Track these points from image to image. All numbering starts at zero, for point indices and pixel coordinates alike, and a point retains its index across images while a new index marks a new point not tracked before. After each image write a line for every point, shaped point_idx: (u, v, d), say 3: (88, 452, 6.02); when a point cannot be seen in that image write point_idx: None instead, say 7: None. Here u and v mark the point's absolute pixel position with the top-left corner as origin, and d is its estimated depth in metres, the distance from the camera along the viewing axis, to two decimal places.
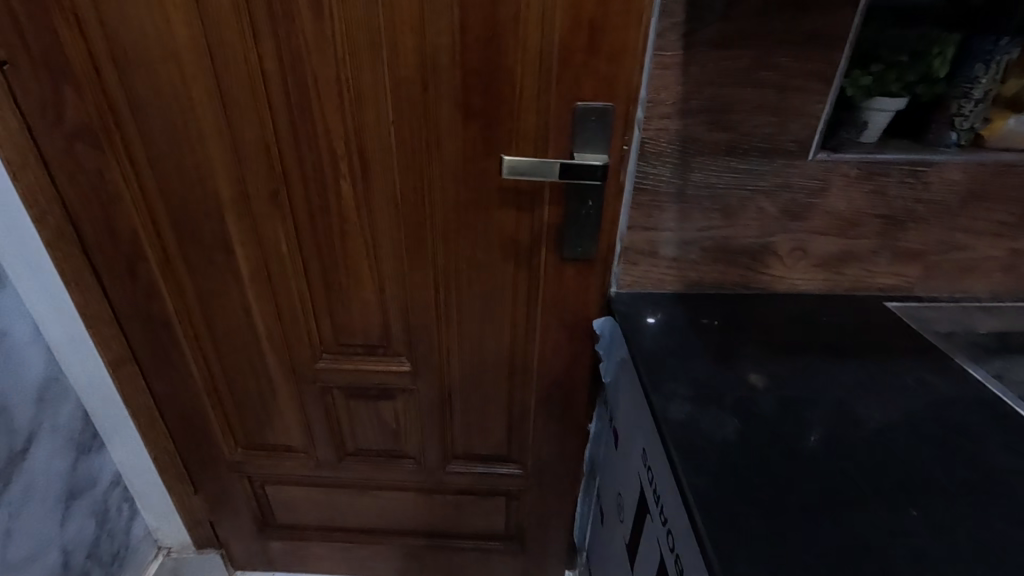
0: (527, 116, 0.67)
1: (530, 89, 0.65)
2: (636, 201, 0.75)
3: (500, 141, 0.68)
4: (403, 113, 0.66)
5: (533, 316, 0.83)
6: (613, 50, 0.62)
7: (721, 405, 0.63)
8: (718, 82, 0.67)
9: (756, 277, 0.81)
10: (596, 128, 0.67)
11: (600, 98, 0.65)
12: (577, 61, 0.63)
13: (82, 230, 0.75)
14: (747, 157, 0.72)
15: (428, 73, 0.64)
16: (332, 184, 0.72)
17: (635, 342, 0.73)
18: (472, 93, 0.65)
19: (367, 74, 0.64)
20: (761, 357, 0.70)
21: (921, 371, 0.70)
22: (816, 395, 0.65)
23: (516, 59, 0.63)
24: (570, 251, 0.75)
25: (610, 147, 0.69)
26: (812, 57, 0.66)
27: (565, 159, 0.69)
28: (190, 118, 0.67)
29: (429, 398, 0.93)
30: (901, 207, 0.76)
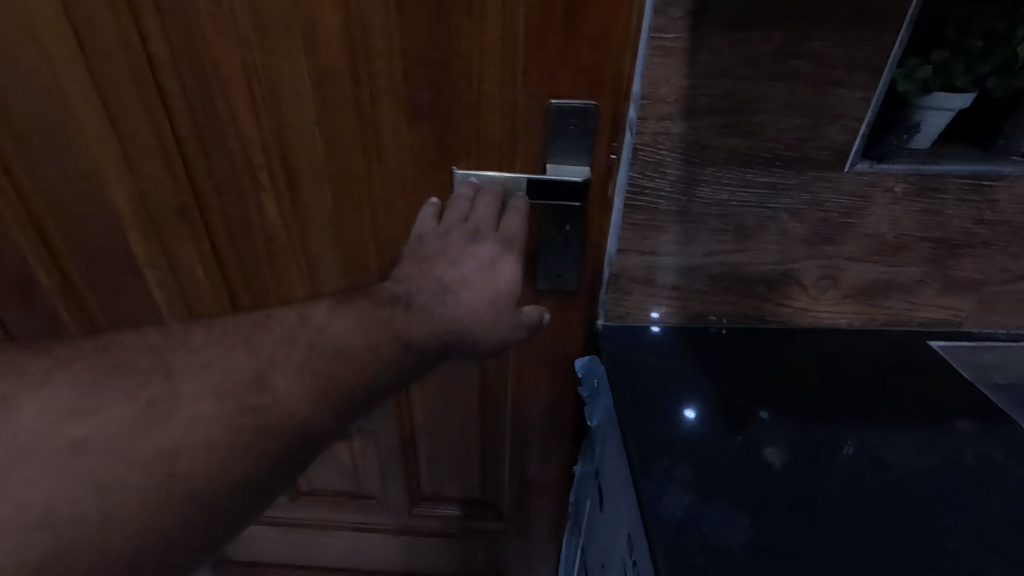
0: (488, 117, 0.53)
1: (490, 84, 0.51)
2: (627, 221, 0.61)
3: (457, 149, 0.54)
4: (333, 112, 0.53)
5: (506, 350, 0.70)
6: (597, 32, 0.48)
7: (727, 495, 0.49)
8: (733, 73, 0.52)
9: (774, 309, 0.67)
10: (577, 132, 0.52)
11: (581, 94, 0.51)
12: (551, 45, 0.49)
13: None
14: (768, 167, 0.58)
15: (360, 63, 0.50)
16: (253, 200, 0.58)
17: (624, 394, 0.60)
18: (417, 88, 0.51)
19: (282, 63, 0.50)
20: (779, 420, 0.57)
21: (979, 440, 0.56)
22: (848, 478, 0.51)
23: (471, 45, 0.49)
24: (546, 278, 0.62)
25: (593, 158, 0.55)
26: (856, 42, 0.51)
27: (537, 171, 0.55)
28: (65, 117, 0.53)
29: (389, 436, 0.81)
30: (956, 229, 0.61)
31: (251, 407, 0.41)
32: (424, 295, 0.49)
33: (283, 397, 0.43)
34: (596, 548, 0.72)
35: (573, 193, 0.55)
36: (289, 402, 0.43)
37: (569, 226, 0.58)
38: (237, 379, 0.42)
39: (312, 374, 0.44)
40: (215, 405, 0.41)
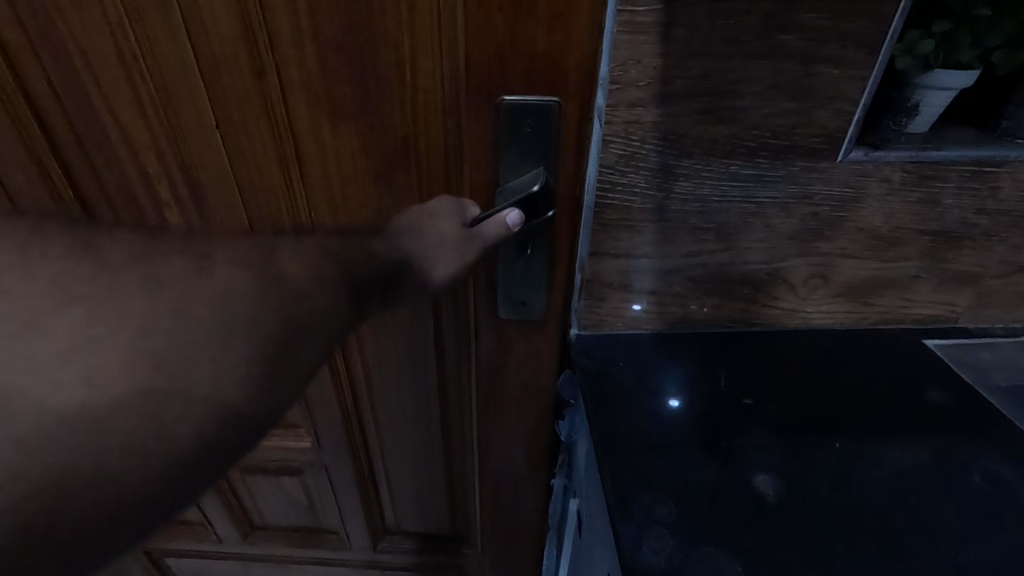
0: (429, 110, 0.47)
1: (424, 71, 0.45)
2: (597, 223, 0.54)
3: (388, 148, 0.49)
4: (234, 105, 0.48)
5: (468, 377, 0.64)
6: (555, 9, 0.40)
7: (714, 535, 0.44)
8: (713, 51, 0.46)
9: (761, 311, 0.62)
10: (534, 136, 0.45)
11: (536, 89, 0.44)
12: (499, 22, 0.41)
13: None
14: (753, 158, 0.51)
15: (261, 47, 0.45)
16: (150, 198, 0.54)
17: (600, 419, 0.54)
18: (333, 75, 0.46)
19: (169, 49, 0.45)
20: (764, 436, 0.52)
21: (985, 454, 0.51)
22: (849, 507, 0.46)
23: (397, 26, 0.43)
24: (506, 306, 0.55)
25: (562, 157, 0.47)
26: (853, 13, 0.44)
27: (492, 179, 0.48)
28: None
29: (344, 473, 0.76)
30: (956, 220, 0.56)
31: (269, 274, 0.39)
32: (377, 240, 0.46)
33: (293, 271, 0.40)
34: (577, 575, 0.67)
35: (529, 210, 0.48)
36: (296, 278, 0.40)
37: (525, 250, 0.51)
38: (255, 254, 0.40)
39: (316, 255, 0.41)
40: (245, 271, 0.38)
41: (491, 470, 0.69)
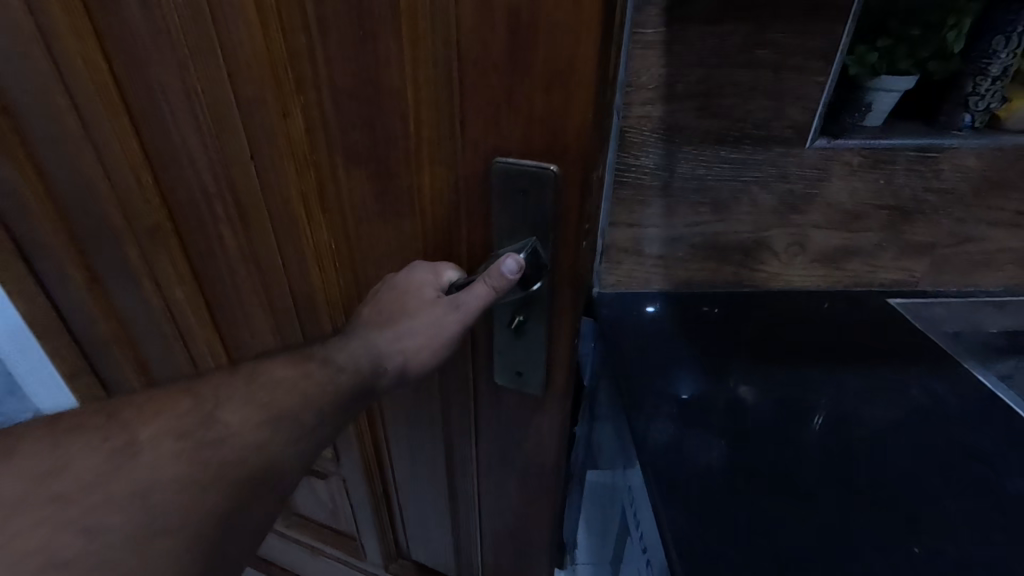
0: (436, 159, 0.54)
1: (427, 122, 0.52)
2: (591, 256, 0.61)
3: (392, 185, 0.57)
4: (268, 141, 0.59)
5: (470, 424, 0.77)
6: (549, 75, 0.46)
7: (706, 425, 0.58)
8: (705, 62, 0.60)
9: (751, 274, 0.75)
10: (528, 198, 0.52)
11: (536, 155, 0.51)
12: (498, 86, 0.48)
13: (30, 215, 0.77)
14: (738, 145, 0.65)
15: (290, 97, 0.55)
16: (208, 207, 0.68)
17: (616, 352, 0.68)
18: (348, 122, 0.55)
19: (223, 93, 0.57)
20: (747, 365, 0.65)
21: (927, 379, 0.65)
22: (813, 410, 0.60)
23: (404, 83, 0.50)
24: (506, 376, 0.68)
25: (558, 212, 0.53)
26: (813, 31, 0.58)
27: (493, 227, 0.56)
28: (70, 146, 0.69)
29: (357, 488, 1.00)
30: (908, 196, 0.69)
31: (204, 442, 0.43)
32: (356, 342, 0.53)
33: (234, 429, 0.45)
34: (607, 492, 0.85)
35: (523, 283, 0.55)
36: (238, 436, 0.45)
37: (521, 317, 0.61)
38: (189, 421, 0.44)
39: (260, 409, 0.46)
40: (177, 443, 0.42)
41: (489, 477, 0.82)
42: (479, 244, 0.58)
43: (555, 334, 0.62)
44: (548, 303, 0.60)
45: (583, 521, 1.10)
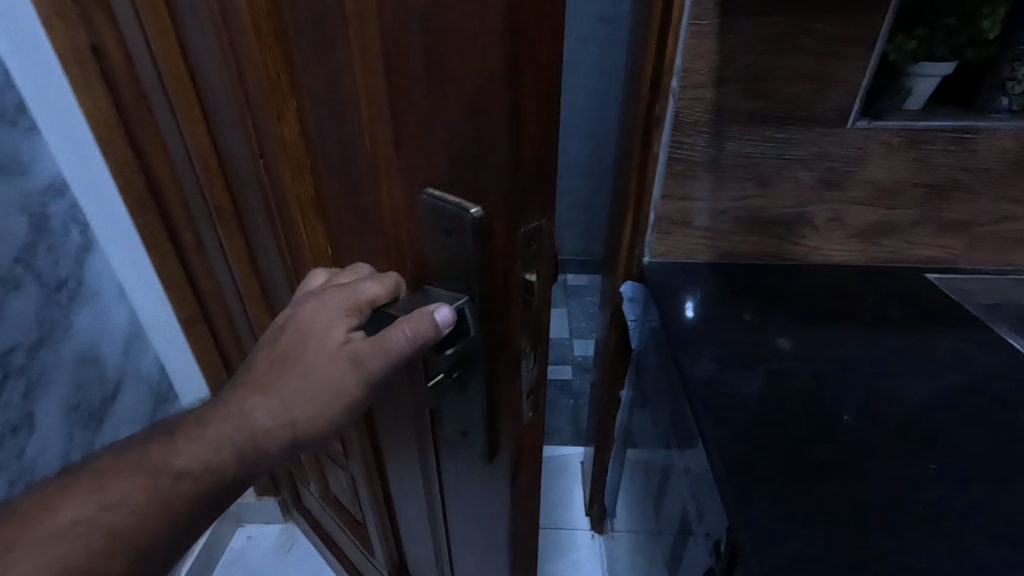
0: (390, 186, 0.43)
1: (382, 141, 0.41)
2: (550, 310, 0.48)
3: (365, 209, 0.47)
4: (273, 144, 0.53)
5: (436, 476, 0.64)
6: (468, 95, 0.34)
7: (748, 367, 0.66)
8: (753, 50, 0.68)
9: (791, 247, 0.82)
10: (450, 239, 0.41)
11: (459, 191, 0.39)
12: (425, 101, 0.36)
13: (155, 181, 0.87)
14: (783, 125, 0.72)
15: (283, 98, 0.48)
16: (253, 199, 0.67)
17: (665, 308, 0.77)
18: (327, 132, 0.46)
19: (240, 91, 0.53)
20: (785, 323, 0.73)
21: (957, 341, 0.70)
22: (846, 362, 0.67)
23: (360, 90, 0.40)
24: (453, 431, 0.53)
25: (488, 261, 0.41)
26: (853, 22, 0.65)
27: (428, 272, 0.45)
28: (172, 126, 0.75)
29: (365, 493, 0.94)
30: (945, 175, 0.75)
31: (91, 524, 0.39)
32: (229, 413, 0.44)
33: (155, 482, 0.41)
34: (649, 445, 0.93)
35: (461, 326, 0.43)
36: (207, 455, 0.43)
37: (453, 371, 0.46)
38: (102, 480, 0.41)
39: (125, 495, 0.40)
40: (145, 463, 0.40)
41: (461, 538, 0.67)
42: (422, 276, 0.46)
43: (496, 400, 0.48)
44: (485, 362, 0.45)
45: (623, 487, 1.17)
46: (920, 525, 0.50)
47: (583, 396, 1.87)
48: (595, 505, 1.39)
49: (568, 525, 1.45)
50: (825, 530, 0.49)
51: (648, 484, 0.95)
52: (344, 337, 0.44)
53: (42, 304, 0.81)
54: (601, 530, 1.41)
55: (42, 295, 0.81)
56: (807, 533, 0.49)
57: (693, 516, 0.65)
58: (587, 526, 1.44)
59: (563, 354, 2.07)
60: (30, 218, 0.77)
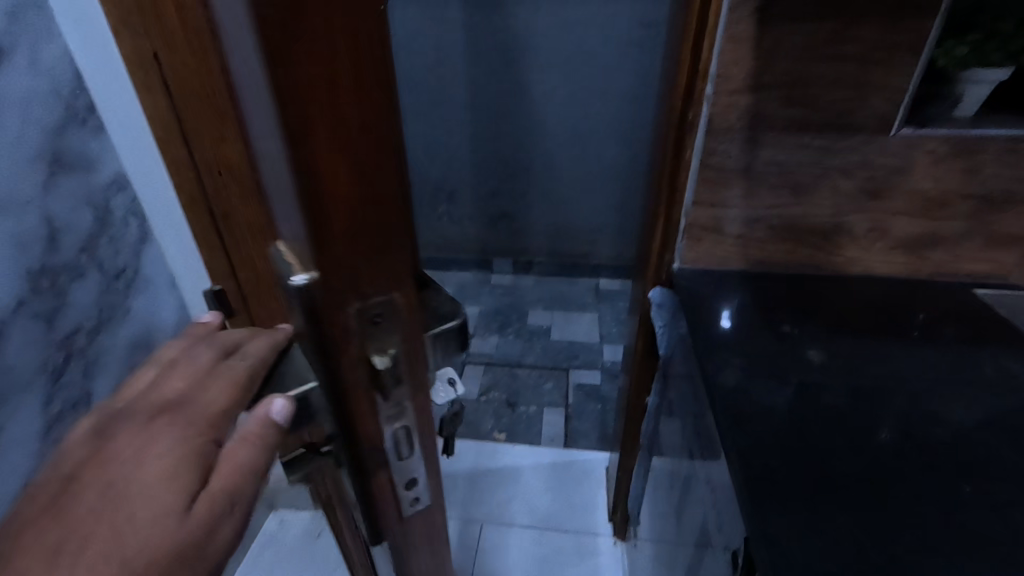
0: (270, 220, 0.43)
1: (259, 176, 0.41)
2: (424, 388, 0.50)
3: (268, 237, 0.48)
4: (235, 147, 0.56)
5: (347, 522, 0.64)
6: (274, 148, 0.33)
7: (775, 377, 0.65)
8: (792, 55, 0.66)
9: (829, 257, 0.80)
10: (293, 296, 0.40)
11: (293, 246, 0.38)
12: (259, 144, 0.36)
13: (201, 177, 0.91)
14: (822, 132, 0.71)
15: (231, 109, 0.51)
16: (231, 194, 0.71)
17: (693, 314, 0.76)
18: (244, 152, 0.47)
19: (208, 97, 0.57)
20: (816, 334, 0.71)
21: (1004, 361, 0.67)
22: (880, 377, 0.65)
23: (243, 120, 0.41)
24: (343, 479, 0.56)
25: (324, 328, 0.39)
26: (898, 26, 0.63)
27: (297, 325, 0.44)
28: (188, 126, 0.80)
29: None
30: (998, 186, 0.71)
31: None
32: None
33: None
34: (673, 454, 0.92)
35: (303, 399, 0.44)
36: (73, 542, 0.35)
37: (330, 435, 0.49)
38: None
39: None
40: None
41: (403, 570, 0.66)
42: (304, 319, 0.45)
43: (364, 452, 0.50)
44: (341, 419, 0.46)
45: (647, 495, 1.16)
46: (949, 549, 0.48)
47: (610, 401, 1.86)
48: (619, 512, 1.37)
49: (590, 529, 1.44)
50: (847, 547, 0.48)
51: (671, 493, 0.94)
52: (187, 502, 0.36)
53: (103, 290, 0.87)
54: (623, 538, 1.39)
55: (103, 283, 0.87)
56: (826, 548, 0.48)
57: (713, 526, 0.64)
58: (610, 532, 1.43)
59: (593, 359, 2.06)
60: (95, 211, 0.84)
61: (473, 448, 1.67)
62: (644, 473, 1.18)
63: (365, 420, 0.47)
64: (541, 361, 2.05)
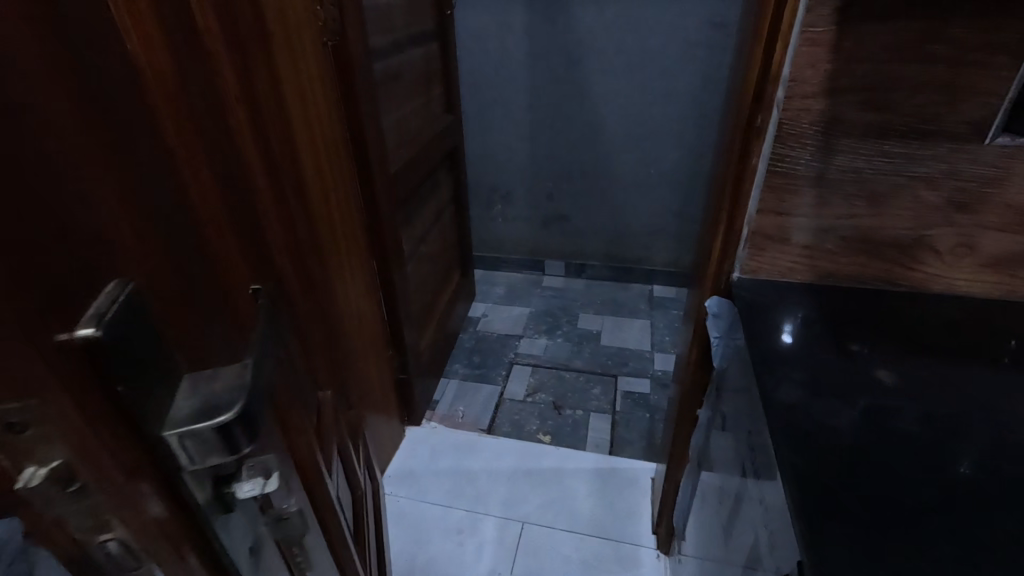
0: None
1: None
2: (166, 494, 0.32)
3: None
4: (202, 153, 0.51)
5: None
6: None
7: (839, 396, 0.61)
8: (874, 57, 0.63)
9: (906, 272, 0.75)
10: None
11: None
12: None
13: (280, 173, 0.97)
14: (904, 139, 0.66)
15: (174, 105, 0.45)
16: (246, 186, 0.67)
17: (752, 324, 0.73)
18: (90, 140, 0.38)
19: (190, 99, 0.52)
20: (887, 353, 0.67)
21: None
22: (959, 404, 0.60)
23: None
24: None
25: None
26: (998, 27, 0.59)
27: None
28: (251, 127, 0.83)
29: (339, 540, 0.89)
30: None
31: None
32: None
33: None
34: (724, 469, 0.89)
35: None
36: None
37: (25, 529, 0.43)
38: None
39: None
40: None
41: None
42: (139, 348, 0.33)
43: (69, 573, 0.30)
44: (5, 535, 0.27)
45: (694, 510, 1.12)
46: None
47: (659, 411, 1.82)
48: (663, 523, 1.34)
49: (632, 539, 1.41)
50: None
51: (720, 510, 0.91)
52: None
53: None
54: (667, 551, 1.36)
55: None
56: None
57: (763, 545, 0.62)
58: (654, 544, 1.40)
59: (643, 367, 2.02)
60: None
61: (518, 447, 1.69)
62: (691, 485, 1.15)
63: (53, 539, 0.28)
64: (589, 366, 2.03)
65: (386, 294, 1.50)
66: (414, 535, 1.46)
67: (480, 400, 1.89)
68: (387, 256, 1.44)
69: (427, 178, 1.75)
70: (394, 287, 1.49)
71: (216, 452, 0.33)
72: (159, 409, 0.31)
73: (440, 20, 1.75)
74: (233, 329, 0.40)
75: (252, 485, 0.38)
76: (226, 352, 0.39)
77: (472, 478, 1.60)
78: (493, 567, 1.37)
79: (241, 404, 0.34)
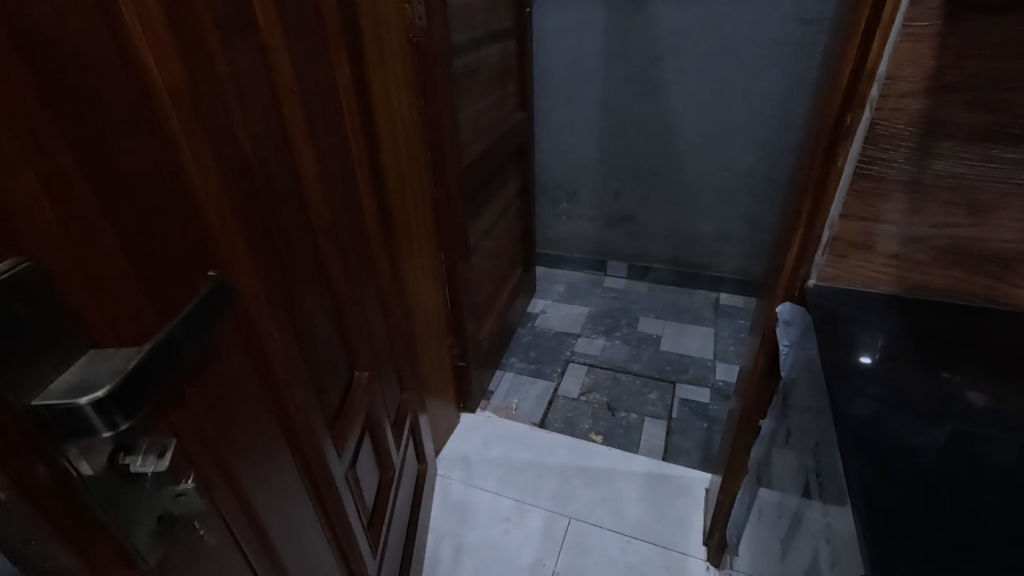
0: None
1: None
2: (45, 459, 0.35)
3: None
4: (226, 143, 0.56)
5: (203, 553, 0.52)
6: None
7: (920, 415, 0.58)
8: (985, 54, 0.58)
9: (1008, 289, 0.69)
10: None
11: None
12: None
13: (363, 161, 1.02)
14: (1016, 144, 0.61)
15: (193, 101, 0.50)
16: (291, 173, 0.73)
17: (826, 333, 0.70)
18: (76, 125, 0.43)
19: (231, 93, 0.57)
20: (979, 374, 0.62)
21: None
22: None
23: None
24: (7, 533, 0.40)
25: None
26: None
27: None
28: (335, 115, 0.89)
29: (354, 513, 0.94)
30: None
31: None
32: None
33: None
34: (785, 481, 0.86)
35: None
36: None
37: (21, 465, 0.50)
38: None
39: None
40: None
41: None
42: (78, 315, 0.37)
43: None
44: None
45: (749, 523, 1.09)
46: None
47: (718, 422, 1.76)
48: (715, 536, 1.30)
49: (681, 548, 1.38)
50: None
51: (778, 523, 0.87)
52: None
53: None
54: (718, 564, 1.32)
55: None
56: None
57: (824, 562, 0.59)
58: (704, 556, 1.36)
59: (704, 375, 1.96)
60: None
61: (570, 444, 1.69)
62: (747, 497, 1.12)
63: None
64: (647, 370, 2.00)
65: (450, 284, 1.56)
66: (463, 518, 1.50)
67: (534, 394, 1.92)
68: (451, 247, 1.49)
69: (496, 173, 1.79)
70: (459, 277, 1.54)
71: (91, 426, 0.36)
72: (38, 379, 0.35)
73: (519, 19, 1.78)
74: (159, 307, 0.46)
75: (144, 461, 0.42)
76: (139, 330, 0.44)
77: (521, 470, 1.62)
78: (537, 559, 1.39)
79: (115, 384, 0.37)
